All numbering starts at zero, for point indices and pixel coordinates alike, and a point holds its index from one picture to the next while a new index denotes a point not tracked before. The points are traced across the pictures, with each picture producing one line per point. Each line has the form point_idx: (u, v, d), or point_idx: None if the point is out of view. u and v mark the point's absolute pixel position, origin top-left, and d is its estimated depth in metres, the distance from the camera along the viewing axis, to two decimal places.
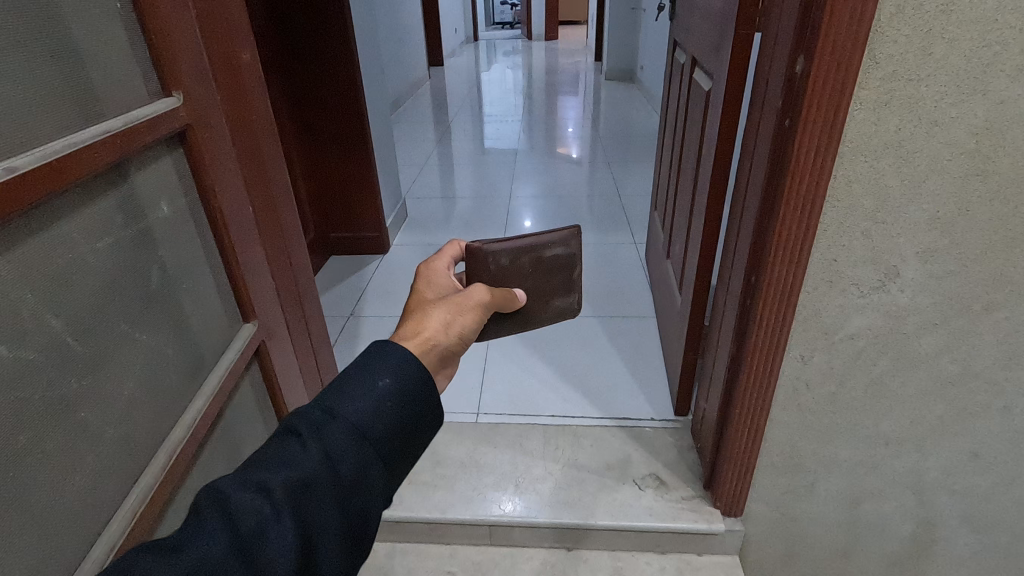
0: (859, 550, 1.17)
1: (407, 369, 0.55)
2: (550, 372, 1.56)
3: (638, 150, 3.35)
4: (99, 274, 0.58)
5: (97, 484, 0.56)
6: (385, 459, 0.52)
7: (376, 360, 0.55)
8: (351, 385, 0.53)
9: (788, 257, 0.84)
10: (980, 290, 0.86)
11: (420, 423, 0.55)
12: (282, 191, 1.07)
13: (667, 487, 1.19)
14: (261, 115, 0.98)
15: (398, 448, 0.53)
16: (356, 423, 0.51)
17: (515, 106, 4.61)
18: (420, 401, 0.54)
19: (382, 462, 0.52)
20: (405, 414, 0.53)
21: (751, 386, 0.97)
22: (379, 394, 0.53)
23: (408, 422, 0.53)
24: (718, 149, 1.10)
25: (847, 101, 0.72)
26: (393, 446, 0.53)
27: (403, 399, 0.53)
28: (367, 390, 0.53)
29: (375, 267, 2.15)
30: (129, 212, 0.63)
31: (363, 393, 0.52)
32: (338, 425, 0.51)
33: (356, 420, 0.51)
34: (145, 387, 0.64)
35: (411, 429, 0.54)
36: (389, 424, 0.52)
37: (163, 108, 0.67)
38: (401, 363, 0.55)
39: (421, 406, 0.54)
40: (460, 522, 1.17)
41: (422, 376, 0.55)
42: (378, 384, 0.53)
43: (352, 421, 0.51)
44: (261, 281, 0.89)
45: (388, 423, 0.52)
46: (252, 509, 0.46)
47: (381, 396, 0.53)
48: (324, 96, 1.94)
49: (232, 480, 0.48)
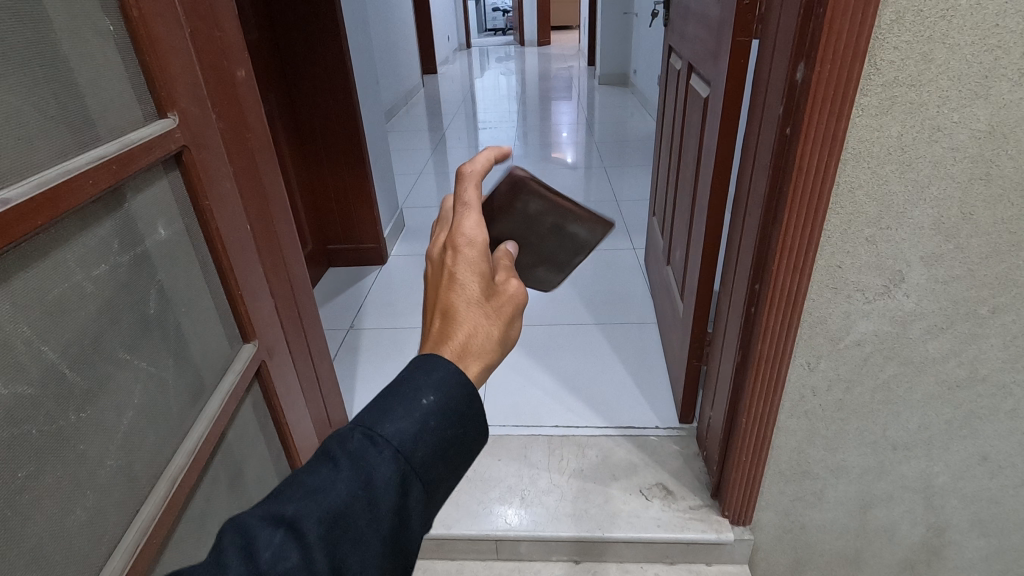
0: (868, 556, 1.16)
1: (453, 386, 0.49)
2: (552, 381, 1.55)
3: (635, 155, 3.35)
4: (97, 302, 0.57)
5: (98, 517, 0.55)
6: (431, 483, 0.47)
7: (422, 373, 0.49)
8: (392, 405, 0.47)
9: (792, 265, 0.83)
10: (987, 293, 0.85)
11: (470, 444, 0.50)
12: (279, 207, 1.06)
13: (675, 496, 1.18)
14: (256, 131, 0.97)
15: (445, 471, 0.48)
16: (399, 448, 0.45)
17: (510, 112, 4.62)
18: (471, 420, 0.49)
19: (428, 487, 0.47)
20: (450, 432, 0.48)
21: (757, 393, 0.96)
22: (422, 413, 0.47)
23: (453, 441, 0.48)
24: (718, 155, 1.09)
25: (847, 108, 0.72)
26: (439, 470, 0.47)
27: (449, 419, 0.48)
28: (409, 411, 0.47)
29: (374, 278, 2.14)
30: (126, 236, 0.62)
31: (405, 414, 0.47)
32: (380, 451, 0.45)
33: (399, 446, 0.46)
34: (144, 414, 0.63)
35: (456, 449, 0.48)
36: (434, 447, 0.47)
37: (158, 130, 0.66)
38: (447, 382, 0.49)
39: (471, 427, 0.49)
40: (466, 537, 1.16)
41: (467, 400, 0.49)
42: (421, 404, 0.47)
43: (393, 447, 0.45)
44: (260, 300, 0.88)
45: (431, 444, 0.47)
46: (279, 544, 0.41)
47: (424, 413, 0.47)
48: (319, 109, 1.93)
49: (262, 513, 0.43)
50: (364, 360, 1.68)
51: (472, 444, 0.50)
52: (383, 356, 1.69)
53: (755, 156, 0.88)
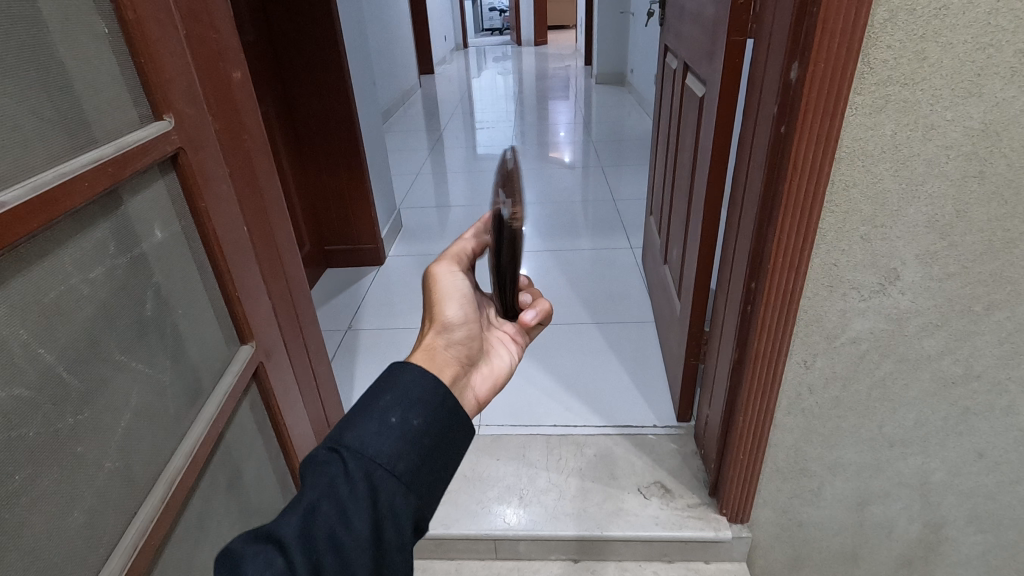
0: (866, 552, 1.17)
1: (406, 385, 0.57)
2: (550, 380, 1.55)
3: (632, 154, 3.35)
4: (93, 304, 0.57)
5: (97, 519, 0.55)
6: (405, 478, 0.53)
7: (379, 381, 0.57)
8: (354, 416, 0.55)
9: (788, 263, 0.84)
10: (981, 290, 0.86)
11: (438, 434, 0.56)
12: (276, 209, 1.06)
13: (672, 495, 1.19)
14: (252, 133, 0.97)
15: (415, 467, 0.53)
16: (362, 450, 0.52)
17: (507, 112, 4.62)
18: (434, 407, 0.57)
19: (402, 482, 0.52)
20: (410, 433, 0.54)
21: (754, 391, 0.97)
22: (381, 421, 0.54)
23: (416, 441, 0.54)
24: (714, 154, 1.09)
25: (841, 107, 0.72)
26: (410, 464, 0.53)
27: (409, 413, 0.55)
28: (369, 414, 0.54)
29: (371, 278, 2.14)
30: (123, 238, 0.62)
31: (366, 418, 0.54)
32: (346, 456, 0.52)
33: (362, 446, 0.52)
34: (142, 415, 0.63)
35: (420, 447, 0.54)
36: (398, 442, 0.53)
37: (154, 132, 0.66)
38: (401, 393, 0.56)
39: (434, 416, 0.56)
40: (464, 537, 1.16)
41: (423, 402, 0.56)
42: (379, 406, 0.55)
43: (356, 450, 0.52)
44: (257, 301, 0.88)
45: (393, 446, 0.53)
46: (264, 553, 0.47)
47: (383, 421, 0.54)
48: (316, 109, 1.93)
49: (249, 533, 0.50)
50: (362, 361, 1.68)
51: (440, 435, 0.56)
52: (381, 357, 1.69)
53: (750, 155, 0.88)
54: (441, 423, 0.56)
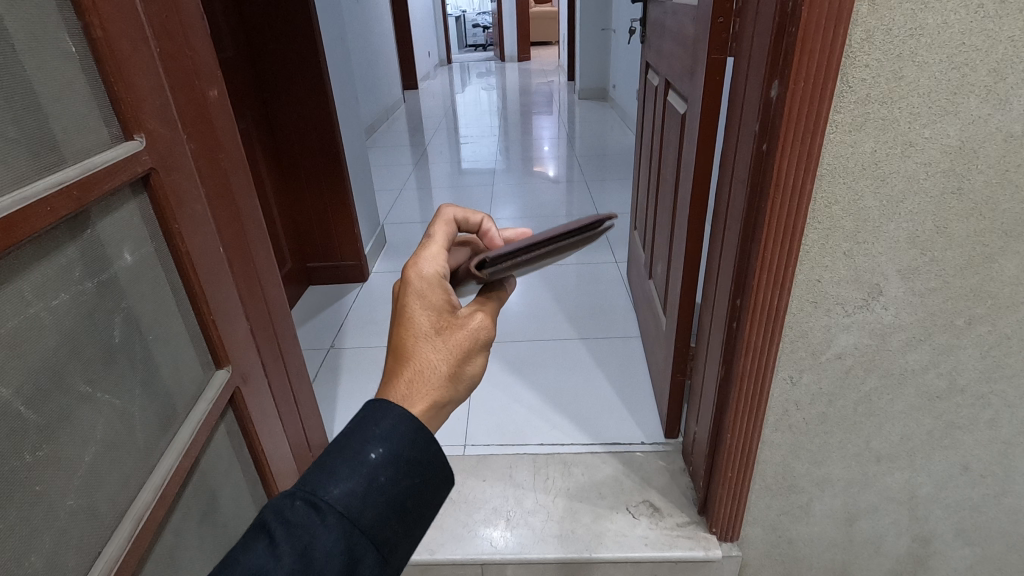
0: (856, 568, 1.16)
1: (401, 436, 0.52)
2: (537, 398, 1.54)
3: (616, 168, 3.38)
4: (55, 334, 0.54)
5: (57, 561, 0.52)
6: (383, 543, 0.50)
7: (367, 434, 0.52)
8: (339, 467, 0.50)
9: (772, 279, 0.84)
10: (962, 304, 0.86)
11: (421, 495, 0.53)
12: (254, 228, 1.04)
13: (661, 514, 1.17)
14: (228, 151, 0.95)
15: (395, 533, 0.51)
16: (343, 512, 0.48)
17: (492, 127, 4.65)
18: (422, 466, 0.53)
19: (379, 550, 0.50)
20: (397, 498, 0.51)
21: (741, 408, 0.96)
22: (370, 476, 0.50)
23: (400, 506, 0.51)
24: (698, 170, 1.10)
25: (822, 124, 0.73)
26: (391, 531, 0.51)
27: (399, 473, 0.51)
28: (355, 468, 0.50)
29: (355, 295, 2.11)
30: (90, 263, 0.60)
31: (352, 474, 0.50)
32: (325, 517, 0.48)
33: (343, 508, 0.48)
34: (108, 448, 0.60)
35: (404, 512, 0.51)
36: (382, 506, 0.50)
37: (126, 153, 0.64)
38: (397, 449, 0.52)
39: (422, 476, 0.53)
40: (451, 562, 1.13)
41: (416, 460, 0.53)
42: (367, 459, 0.51)
43: (339, 511, 0.48)
44: (233, 323, 0.85)
45: (377, 510, 0.50)
46: None
47: (373, 481, 0.50)
48: (298, 126, 1.92)
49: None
50: (346, 380, 1.65)
51: (424, 497, 0.53)
52: (364, 376, 1.66)
53: (733, 171, 0.89)
54: (429, 485, 0.53)
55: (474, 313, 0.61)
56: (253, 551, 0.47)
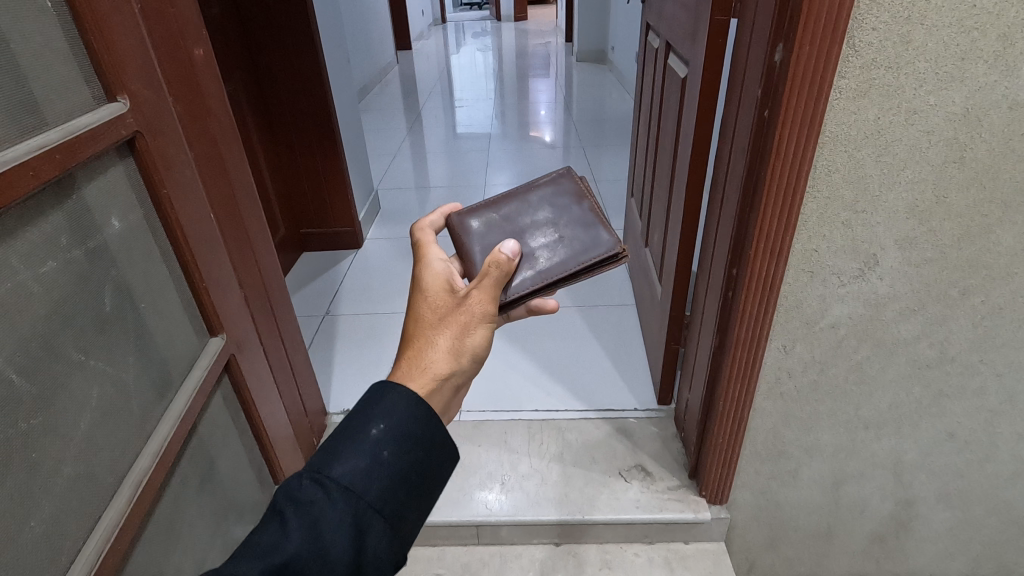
0: (840, 530, 1.20)
1: (401, 413, 0.53)
2: (531, 365, 1.55)
3: (613, 134, 3.33)
4: (45, 302, 0.54)
5: (57, 526, 0.52)
6: (390, 516, 0.50)
7: (369, 413, 0.53)
8: (341, 445, 0.51)
9: (769, 249, 0.83)
10: (957, 275, 0.87)
11: (427, 468, 0.53)
12: (245, 193, 1.02)
13: (653, 478, 1.19)
14: (217, 114, 0.92)
15: (403, 506, 0.51)
16: (347, 488, 0.49)
17: (487, 90, 4.54)
18: (425, 440, 0.53)
19: (388, 524, 0.50)
20: (401, 471, 0.51)
21: (734, 376, 0.97)
22: (372, 452, 0.51)
23: (405, 479, 0.52)
24: (697, 137, 1.08)
25: (826, 90, 0.71)
26: (398, 503, 0.51)
27: (401, 449, 0.52)
28: (357, 445, 0.51)
29: (349, 262, 2.09)
30: (78, 230, 0.58)
31: (355, 452, 0.51)
32: (330, 494, 0.49)
33: (347, 483, 0.49)
34: (103, 415, 0.60)
35: (410, 485, 0.52)
36: (387, 480, 0.51)
37: (110, 115, 0.62)
38: (398, 425, 0.53)
39: (426, 450, 0.53)
40: (446, 523, 1.15)
41: (418, 433, 0.53)
42: (369, 436, 0.51)
43: (343, 487, 0.49)
44: (226, 290, 0.85)
45: (382, 484, 0.50)
46: None
47: (376, 456, 0.51)
48: (288, 87, 1.86)
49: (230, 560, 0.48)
50: (341, 347, 1.65)
51: (430, 470, 0.53)
52: (360, 343, 1.66)
53: (733, 138, 0.87)
54: (433, 459, 0.54)
55: (471, 291, 0.65)
56: (266, 532, 0.49)
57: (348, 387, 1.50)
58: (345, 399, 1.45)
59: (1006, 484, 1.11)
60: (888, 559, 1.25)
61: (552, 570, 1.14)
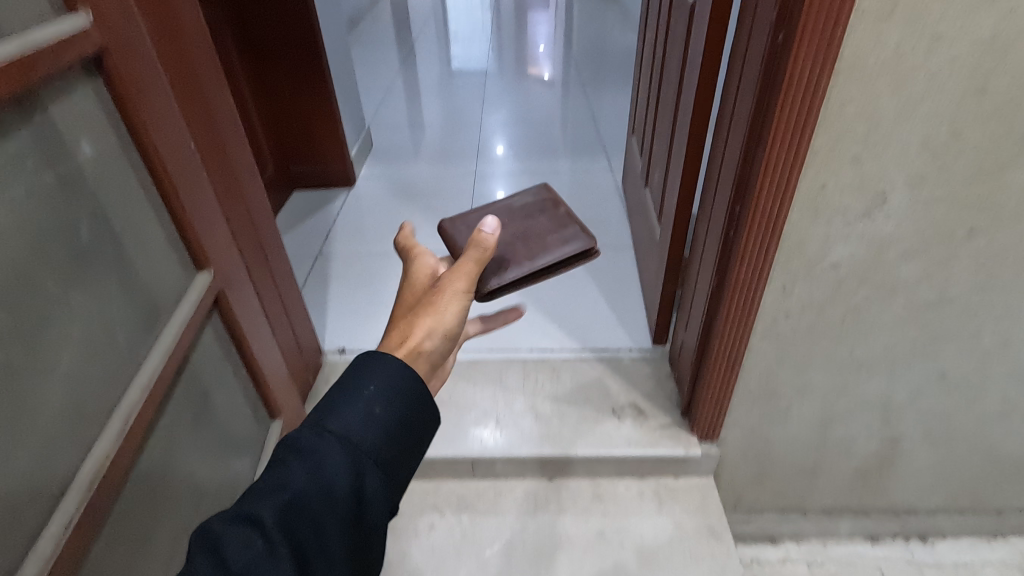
0: (826, 466, 1.23)
1: (393, 371, 0.54)
2: (527, 305, 1.54)
3: (614, 71, 3.20)
4: (15, 230, 0.51)
5: (45, 457, 0.52)
6: (388, 466, 0.52)
7: (362, 368, 0.54)
8: (335, 399, 0.52)
9: (775, 185, 0.80)
10: (965, 215, 0.84)
11: (418, 423, 0.55)
12: (229, 121, 0.96)
13: (646, 415, 1.22)
14: (192, 32, 0.85)
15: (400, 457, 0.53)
16: (345, 437, 0.51)
17: (484, 22, 4.33)
18: (417, 394, 0.55)
19: (385, 474, 0.52)
20: (397, 423, 0.53)
21: (732, 316, 0.96)
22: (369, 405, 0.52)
23: (401, 432, 0.53)
24: (705, 66, 1.02)
25: (849, 10, 0.66)
26: (395, 454, 0.53)
27: (395, 404, 0.53)
28: (352, 397, 0.52)
29: (342, 201, 2.05)
30: (45, 155, 0.55)
31: (351, 405, 0.52)
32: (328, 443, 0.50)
33: (346, 431, 0.51)
34: (87, 348, 0.58)
35: (406, 438, 0.54)
36: (384, 433, 0.52)
37: (72, 29, 0.57)
38: (392, 377, 0.54)
39: (418, 405, 0.55)
40: (442, 458, 1.18)
41: (412, 387, 0.55)
42: (364, 391, 0.53)
43: (341, 435, 0.51)
44: (213, 224, 0.81)
45: (380, 434, 0.52)
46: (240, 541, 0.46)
47: (372, 407, 0.52)
48: (272, 12, 1.75)
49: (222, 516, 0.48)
50: (335, 288, 1.63)
51: (420, 424, 0.55)
52: (354, 283, 1.65)
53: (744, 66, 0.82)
54: (423, 412, 0.55)
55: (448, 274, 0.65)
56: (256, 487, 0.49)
57: (344, 327, 1.50)
58: (341, 338, 1.45)
59: (991, 424, 1.14)
60: (869, 494, 1.30)
61: (545, 502, 1.18)
